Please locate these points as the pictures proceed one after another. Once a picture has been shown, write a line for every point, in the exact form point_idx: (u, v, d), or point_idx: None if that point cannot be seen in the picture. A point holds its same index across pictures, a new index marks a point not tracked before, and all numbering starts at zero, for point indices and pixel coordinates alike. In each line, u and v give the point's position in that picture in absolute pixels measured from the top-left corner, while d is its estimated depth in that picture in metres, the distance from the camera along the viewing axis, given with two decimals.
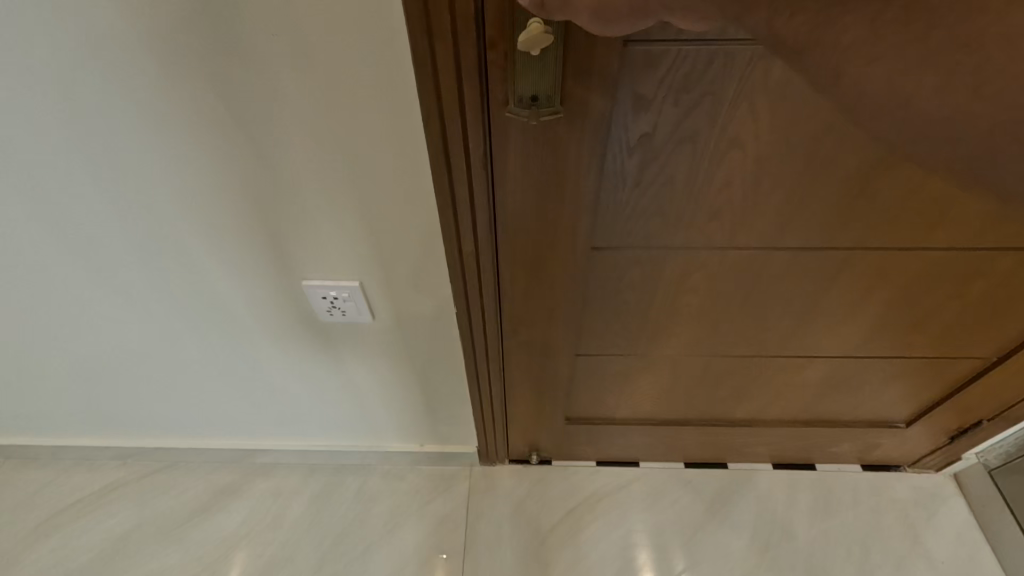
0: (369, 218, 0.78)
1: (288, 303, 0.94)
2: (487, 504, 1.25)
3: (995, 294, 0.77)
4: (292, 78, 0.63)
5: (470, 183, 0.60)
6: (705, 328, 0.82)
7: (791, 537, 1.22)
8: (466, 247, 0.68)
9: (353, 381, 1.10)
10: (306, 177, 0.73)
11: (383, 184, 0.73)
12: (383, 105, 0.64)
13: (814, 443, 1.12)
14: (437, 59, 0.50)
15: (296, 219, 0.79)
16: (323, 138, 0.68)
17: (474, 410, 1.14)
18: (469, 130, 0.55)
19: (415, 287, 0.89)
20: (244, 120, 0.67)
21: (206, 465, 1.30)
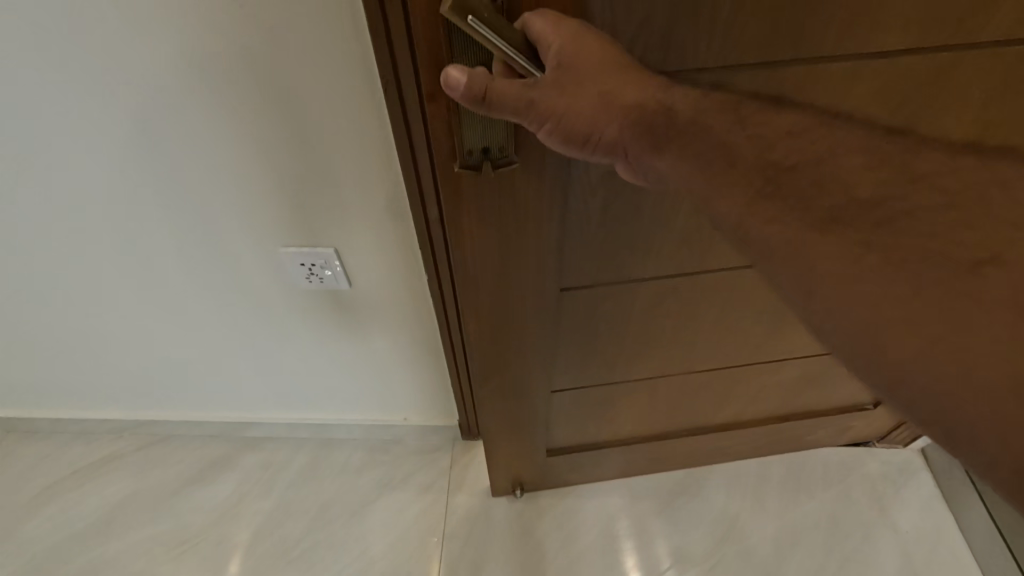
0: (341, 189, 0.80)
1: (266, 272, 0.95)
2: (469, 476, 1.29)
3: None
4: (253, 48, 0.64)
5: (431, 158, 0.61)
6: (681, 350, 0.81)
7: (762, 512, 1.26)
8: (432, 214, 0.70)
9: (335, 357, 1.13)
10: (289, 158, 0.76)
11: (359, 164, 0.77)
12: (348, 76, 0.67)
13: (789, 433, 1.13)
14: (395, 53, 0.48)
15: (277, 197, 0.81)
16: (291, 109, 0.70)
17: (454, 386, 1.16)
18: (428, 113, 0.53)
19: (392, 259, 0.91)
20: (227, 100, 0.69)
21: (197, 440, 1.34)
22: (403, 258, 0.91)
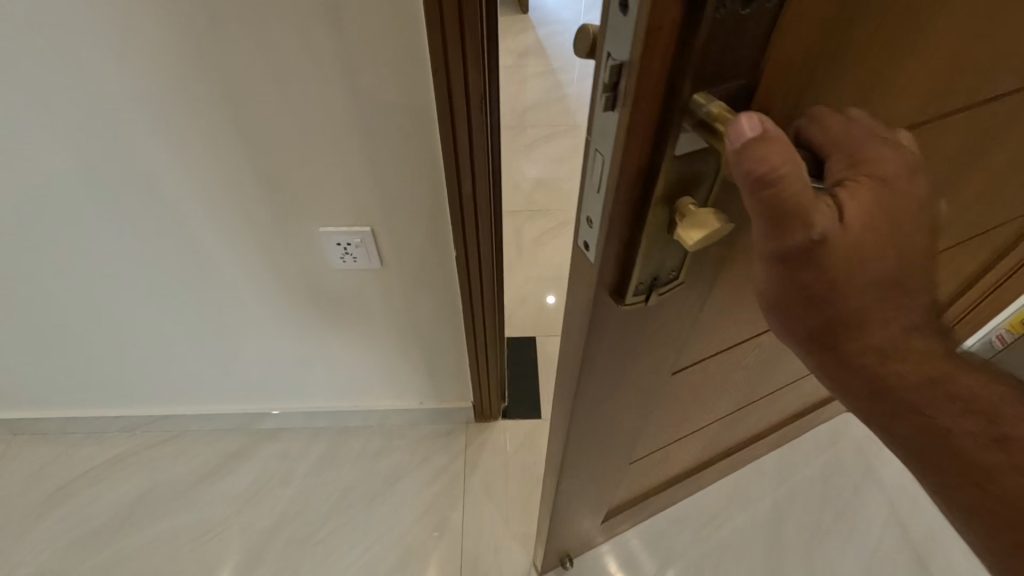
0: (378, 172, 0.81)
1: (298, 253, 0.95)
2: (483, 456, 1.35)
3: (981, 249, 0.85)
4: (298, 29, 0.65)
5: (467, 127, 0.72)
6: (738, 380, 0.90)
7: (759, 477, 1.35)
8: (465, 184, 0.80)
9: (354, 343, 1.16)
10: (331, 130, 0.76)
11: (400, 138, 0.76)
12: (393, 56, 0.67)
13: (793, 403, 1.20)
14: (444, 31, 0.63)
15: (313, 170, 0.81)
16: (333, 90, 0.71)
17: (473, 365, 1.20)
18: (470, 85, 0.69)
19: (425, 243, 0.92)
20: (275, 71, 0.69)
21: (211, 433, 1.36)
22: (435, 242, 0.91)
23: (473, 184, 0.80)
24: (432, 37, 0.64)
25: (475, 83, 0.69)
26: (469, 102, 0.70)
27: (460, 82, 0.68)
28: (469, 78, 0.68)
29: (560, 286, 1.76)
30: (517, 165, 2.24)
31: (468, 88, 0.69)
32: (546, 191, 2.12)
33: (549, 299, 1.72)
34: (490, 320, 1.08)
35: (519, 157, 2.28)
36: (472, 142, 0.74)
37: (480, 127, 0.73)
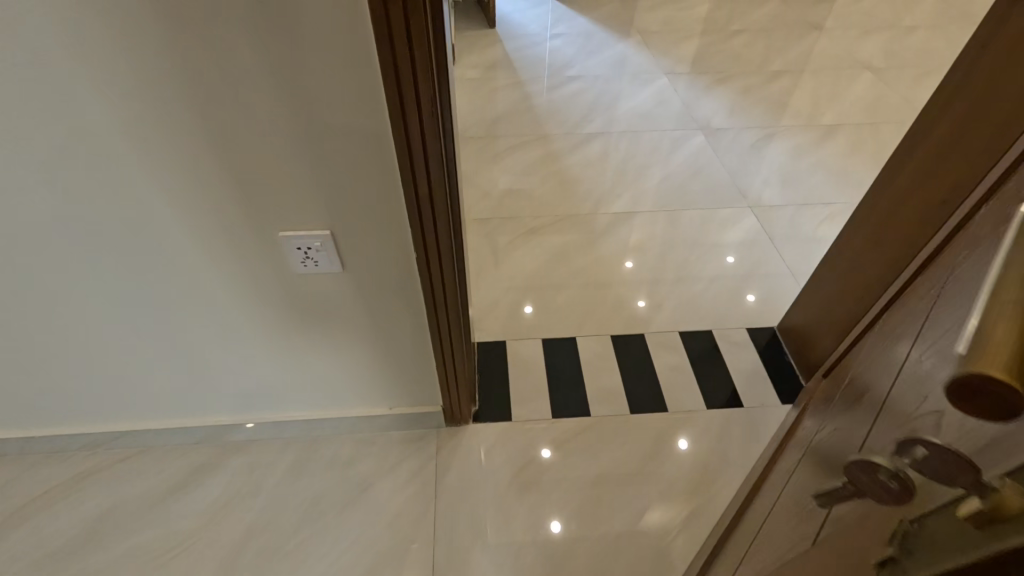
0: (335, 180, 0.82)
1: (259, 256, 0.95)
2: (455, 459, 1.36)
3: None
4: (246, 42, 0.67)
5: (420, 134, 0.74)
6: None
7: (726, 467, 1.36)
8: (421, 191, 0.82)
9: (321, 351, 1.17)
10: (285, 133, 0.77)
11: (357, 147, 0.78)
12: (343, 68, 0.69)
13: None
14: (392, 39, 0.65)
15: (271, 173, 0.82)
16: (286, 100, 0.73)
17: (440, 370, 1.22)
18: (421, 94, 0.71)
19: (386, 251, 0.94)
20: (229, 82, 0.71)
21: (178, 447, 1.34)
22: (395, 250, 0.93)
23: (429, 186, 0.81)
24: (380, 43, 0.65)
25: (425, 88, 0.70)
26: (420, 104, 0.72)
27: (410, 86, 0.70)
28: (418, 77, 0.69)
29: (530, 291, 1.79)
30: (487, 174, 2.28)
31: (419, 97, 0.71)
32: (515, 199, 2.16)
33: (527, 307, 1.74)
34: (456, 325, 1.09)
35: (488, 167, 2.32)
36: (426, 144, 0.76)
37: (432, 131, 0.75)
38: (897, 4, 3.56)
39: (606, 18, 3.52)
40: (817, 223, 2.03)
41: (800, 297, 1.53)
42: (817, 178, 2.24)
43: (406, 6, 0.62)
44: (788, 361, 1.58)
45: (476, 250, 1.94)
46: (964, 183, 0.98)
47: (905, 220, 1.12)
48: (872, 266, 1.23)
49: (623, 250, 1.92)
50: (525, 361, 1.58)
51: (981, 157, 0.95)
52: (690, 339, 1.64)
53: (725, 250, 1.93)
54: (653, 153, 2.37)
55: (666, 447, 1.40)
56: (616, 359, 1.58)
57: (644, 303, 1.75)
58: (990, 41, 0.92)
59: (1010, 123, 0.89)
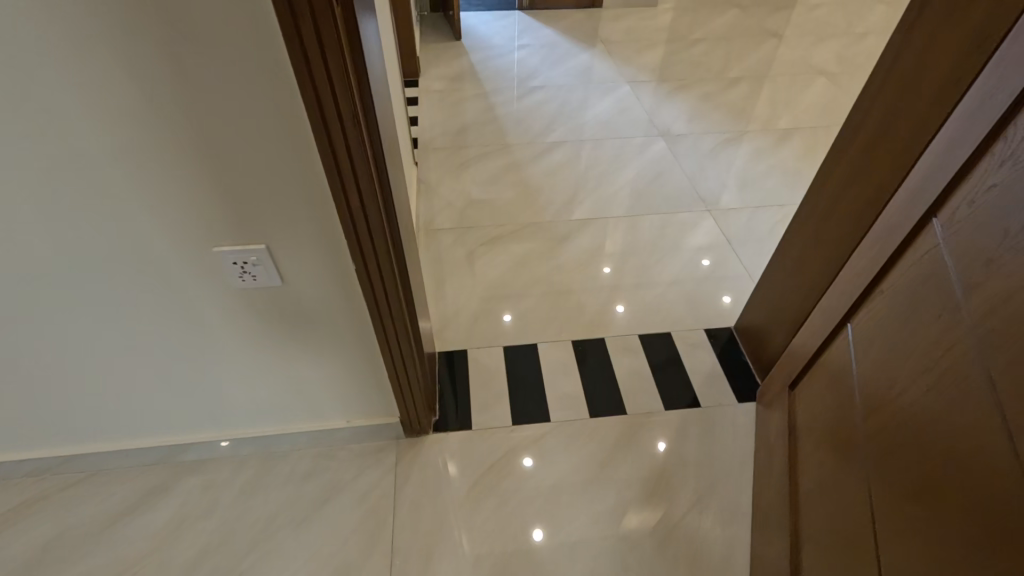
0: (264, 193, 0.84)
1: (196, 271, 0.96)
2: (415, 470, 1.36)
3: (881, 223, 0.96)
4: (165, 62, 0.69)
5: (344, 144, 0.75)
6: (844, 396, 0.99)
7: (682, 467, 1.38)
8: (352, 205, 0.83)
9: (274, 366, 1.18)
10: (215, 145, 0.78)
11: (285, 161, 0.80)
12: (262, 85, 0.72)
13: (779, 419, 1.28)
14: (303, 55, 0.66)
15: (202, 185, 0.83)
16: (210, 117, 0.75)
17: (393, 381, 1.22)
18: (341, 112, 0.72)
19: (322, 263, 0.96)
20: (151, 101, 0.73)
21: (131, 469, 1.32)
22: (330, 261, 0.95)
23: (360, 198, 0.82)
24: (293, 56, 0.66)
25: (346, 101, 0.71)
26: (341, 118, 0.72)
27: (329, 99, 0.70)
28: (336, 89, 0.70)
29: (492, 299, 1.80)
30: (449, 185, 2.29)
31: (340, 111, 0.72)
32: (478, 208, 2.17)
33: (506, 315, 1.75)
34: (403, 337, 1.10)
35: (452, 178, 2.33)
36: (352, 159, 0.77)
37: (357, 144, 0.76)
38: (849, 13, 3.69)
39: (570, 29, 3.58)
40: (773, 224, 2.09)
41: (753, 297, 1.56)
42: (773, 180, 2.30)
43: (316, 19, 0.63)
44: (745, 361, 1.61)
45: (439, 260, 1.95)
46: (887, 183, 1.02)
47: (839, 223, 1.16)
48: (813, 265, 1.26)
49: (584, 257, 1.95)
50: (486, 369, 1.58)
51: (902, 156, 0.98)
52: (649, 342, 1.66)
53: (685, 253, 1.96)
54: (615, 161, 2.41)
55: (626, 450, 1.41)
56: (576, 365, 1.59)
57: (623, 308, 1.77)
58: (904, 43, 0.95)
59: (925, 122, 0.92)
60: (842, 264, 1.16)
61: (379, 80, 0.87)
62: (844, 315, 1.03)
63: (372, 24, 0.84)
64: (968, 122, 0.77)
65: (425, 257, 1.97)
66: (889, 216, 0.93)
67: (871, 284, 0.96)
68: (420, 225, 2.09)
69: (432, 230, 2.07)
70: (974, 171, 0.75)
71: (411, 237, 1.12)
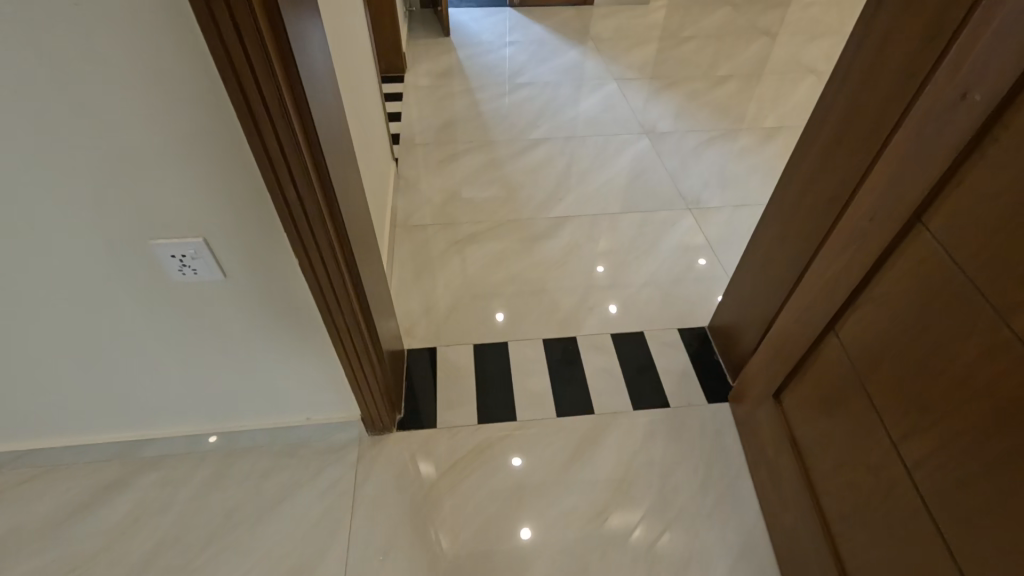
0: (199, 186, 0.83)
1: (133, 265, 0.94)
2: (376, 468, 1.34)
3: (849, 221, 0.94)
4: (77, 53, 0.67)
5: (274, 132, 0.73)
6: (846, 396, 0.97)
7: (648, 467, 1.37)
8: (289, 196, 0.81)
9: (227, 361, 1.16)
10: (139, 135, 0.76)
11: (215, 153, 0.79)
12: (183, 75, 0.70)
13: (766, 420, 1.26)
14: (221, 42, 0.64)
15: (133, 179, 0.81)
16: (130, 109, 0.73)
17: (349, 377, 1.21)
18: (268, 105, 0.70)
19: (264, 257, 0.95)
20: (69, 92, 0.71)
21: (89, 464, 1.32)
22: (273, 252, 0.94)
23: (297, 192, 0.81)
24: (210, 42, 0.64)
25: (271, 90, 0.69)
26: (268, 107, 0.71)
27: (254, 92, 0.69)
28: (259, 79, 0.68)
29: (467, 297, 1.78)
30: (429, 181, 2.28)
31: (268, 100, 0.70)
32: (456, 205, 2.15)
33: (499, 314, 1.72)
34: (357, 328, 1.08)
35: (432, 174, 2.31)
36: (283, 149, 0.75)
37: (288, 135, 0.74)
38: (842, 12, 3.67)
39: (560, 26, 3.55)
40: (754, 224, 2.07)
41: (726, 296, 1.54)
42: (755, 179, 2.28)
43: (232, 9, 0.61)
44: (717, 361, 1.59)
45: (415, 257, 1.94)
46: (848, 180, 0.99)
47: (804, 221, 1.14)
48: (780, 263, 1.24)
49: (561, 254, 1.93)
50: (454, 367, 1.57)
51: (861, 153, 0.95)
52: (621, 341, 1.64)
53: (663, 252, 1.95)
54: (598, 158, 2.39)
55: (594, 448, 1.40)
56: (547, 365, 1.58)
57: (615, 308, 1.75)
58: (866, 36, 0.93)
59: (883, 119, 0.90)
60: (806, 262, 1.14)
61: (322, 71, 0.85)
62: (827, 324, 1.01)
63: (315, 15, 0.82)
64: (938, 118, 0.75)
65: (401, 254, 1.95)
66: (858, 217, 0.92)
67: (854, 290, 0.93)
68: (397, 222, 2.08)
69: (409, 227, 2.05)
70: (960, 165, 0.72)
71: (364, 232, 1.11)
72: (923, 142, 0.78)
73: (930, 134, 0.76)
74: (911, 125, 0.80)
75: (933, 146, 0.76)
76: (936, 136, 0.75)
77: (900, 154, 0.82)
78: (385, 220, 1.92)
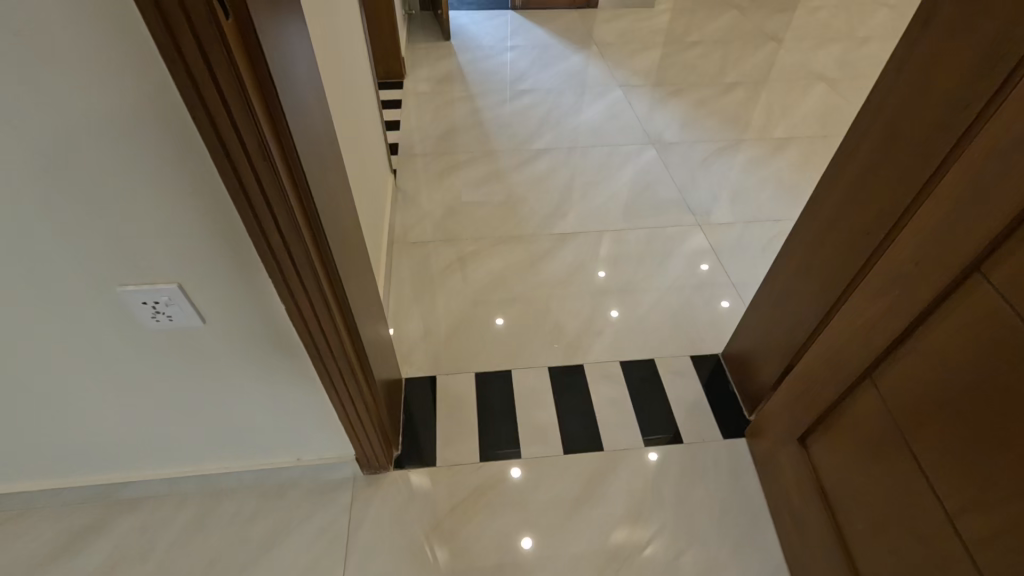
0: (171, 231, 0.75)
1: (101, 313, 0.87)
2: (371, 511, 1.26)
3: (888, 262, 0.86)
4: (26, 96, 0.60)
5: (255, 176, 0.65)
6: (886, 451, 0.89)
7: (660, 509, 1.29)
8: (273, 241, 0.73)
9: (207, 403, 1.09)
10: (103, 179, 0.68)
11: (188, 198, 0.71)
12: (149, 117, 0.63)
13: (789, 462, 1.18)
14: (192, 79, 0.56)
15: (96, 224, 0.73)
16: (90, 153, 0.66)
17: (343, 418, 1.13)
18: (247, 147, 0.62)
19: (246, 301, 0.88)
20: (19, 136, 0.63)
21: (63, 507, 1.23)
22: (255, 295, 0.87)
23: (282, 237, 0.73)
24: (178, 80, 0.56)
25: (250, 131, 0.61)
26: (248, 150, 0.62)
27: (230, 131, 0.60)
28: (236, 120, 0.59)
29: (468, 319, 1.70)
30: (428, 194, 2.19)
31: (248, 143, 0.62)
32: (457, 220, 2.07)
33: (499, 319, 1.69)
34: (350, 371, 1.01)
35: (431, 186, 2.23)
36: (266, 193, 0.67)
37: (270, 179, 0.66)
38: (850, 17, 3.58)
39: (563, 30, 3.47)
40: (766, 241, 1.98)
41: (742, 324, 1.46)
42: (767, 193, 2.19)
43: (203, 43, 0.53)
44: (731, 392, 1.51)
45: (413, 276, 1.85)
46: (883, 217, 0.91)
47: (831, 255, 1.06)
48: (803, 296, 1.16)
49: (566, 274, 1.84)
50: (454, 398, 1.48)
51: (899, 188, 0.87)
52: (630, 370, 1.56)
53: (673, 271, 1.86)
54: (603, 170, 2.31)
55: (602, 488, 1.32)
56: (551, 396, 1.49)
57: (617, 312, 1.72)
58: (903, 63, 0.85)
59: (926, 153, 0.82)
60: (834, 299, 1.06)
61: (310, 100, 0.77)
62: (862, 371, 0.94)
63: (303, 39, 0.74)
64: (1005, 158, 0.67)
65: (399, 272, 1.86)
66: (900, 260, 0.84)
67: (896, 339, 0.86)
68: (395, 237, 1.99)
69: (406, 243, 1.97)
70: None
71: (357, 267, 1.02)
72: (985, 184, 0.70)
73: (996, 176, 0.69)
74: (971, 163, 0.73)
75: (999, 190, 0.68)
76: (1004, 179, 0.67)
77: (959, 196, 0.74)
78: (382, 236, 1.83)
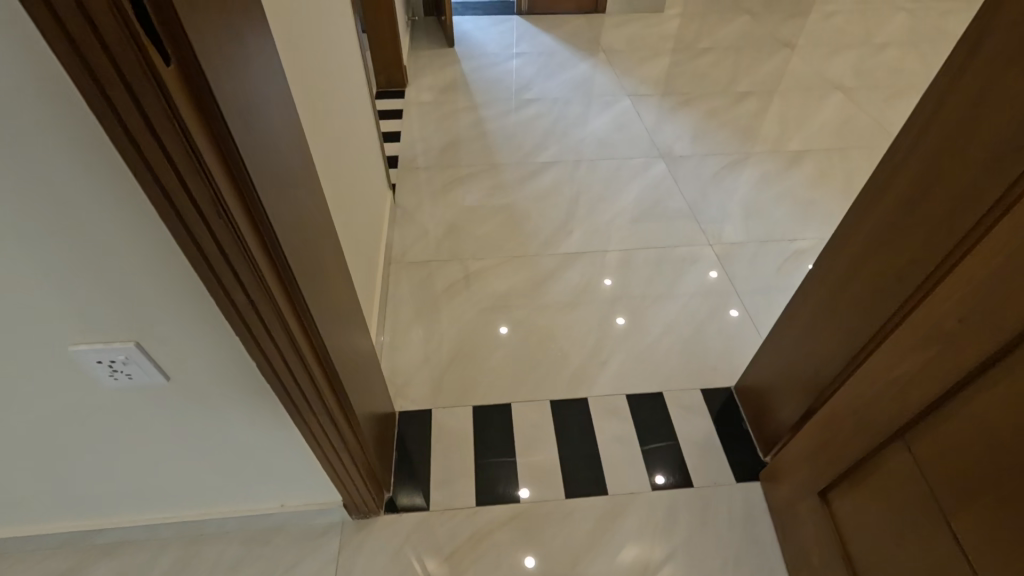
0: (123, 290, 0.69)
1: (55, 372, 0.81)
2: (360, 559, 1.19)
3: (925, 318, 0.78)
4: None
5: (212, 234, 0.58)
6: (920, 524, 0.80)
7: (669, 560, 1.20)
8: (238, 300, 0.66)
9: (178, 453, 1.03)
10: (43, 240, 0.62)
11: (139, 257, 0.65)
12: (89, 177, 0.57)
13: (808, 517, 1.09)
14: (132, 135, 0.49)
15: (39, 285, 0.67)
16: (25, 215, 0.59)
17: (328, 468, 1.06)
18: (201, 205, 0.55)
19: (211, 355, 0.82)
20: None
21: (35, 554, 1.17)
22: (223, 349, 0.80)
23: (247, 295, 0.65)
24: (115, 136, 0.49)
25: (203, 190, 0.54)
26: (202, 208, 0.55)
27: (179, 190, 0.53)
28: (185, 177, 0.52)
29: (466, 347, 1.62)
30: (427, 210, 2.11)
31: (200, 200, 0.54)
32: (457, 238, 1.99)
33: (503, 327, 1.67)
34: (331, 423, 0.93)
35: (431, 202, 2.15)
36: (226, 252, 0.60)
37: (231, 239, 0.59)
38: (866, 22, 3.46)
39: (569, 36, 3.38)
40: (781, 263, 1.88)
41: (757, 359, 1.37)
42: (781, 211, 2.09)
43: (137, 96, 0.45)
44: (745, 431, 1.42)
45: (411, 299, 1.77)
46: (919, 265, 0.83)
47: (858, 299, 0.98)
48: (827, 336, 1.07)
49: (570, 299, 1.76)
50: (451, 435, 1.40)
51: (939, 235, 0.79)
52: (638, 405, 1.47)
53: (682, 295, 1.77)
54: (609, 185, 2.22)
55: (608, 536, 1.23)
56: (553, 433, 1.41)
57: (623, 319, 1.69)
58: (945, 97, 0.76)
59: (973, 198, 0.73)
60: (863, 347, 0.98)
61: (287, 144, 0.70)
62: (894, 431, 0.85)
63: (276, 72, 0.66)
64: None
65: (396, 295, 1.79)
66: (940, 315, 0.76)
67: (935, 402, 0.77)
68: (392, 257, 1.92)
69: (404, 264, 1.89)
70: None
71: (342, 311, 0.95)
72: None
73: None
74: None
75: None
76: None
77: (1012, 254, 0.66)
78: (379, 257, 1.76)
